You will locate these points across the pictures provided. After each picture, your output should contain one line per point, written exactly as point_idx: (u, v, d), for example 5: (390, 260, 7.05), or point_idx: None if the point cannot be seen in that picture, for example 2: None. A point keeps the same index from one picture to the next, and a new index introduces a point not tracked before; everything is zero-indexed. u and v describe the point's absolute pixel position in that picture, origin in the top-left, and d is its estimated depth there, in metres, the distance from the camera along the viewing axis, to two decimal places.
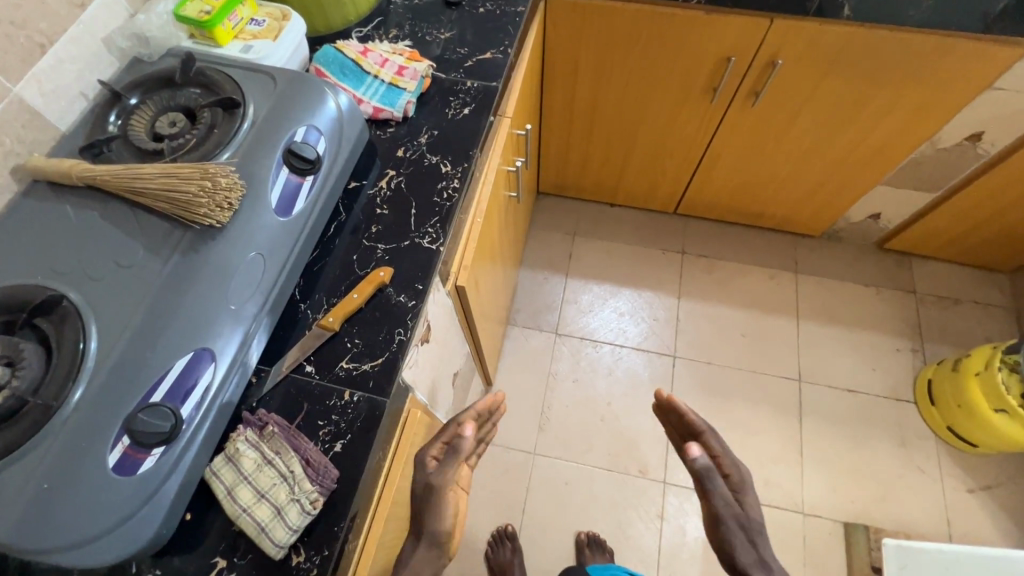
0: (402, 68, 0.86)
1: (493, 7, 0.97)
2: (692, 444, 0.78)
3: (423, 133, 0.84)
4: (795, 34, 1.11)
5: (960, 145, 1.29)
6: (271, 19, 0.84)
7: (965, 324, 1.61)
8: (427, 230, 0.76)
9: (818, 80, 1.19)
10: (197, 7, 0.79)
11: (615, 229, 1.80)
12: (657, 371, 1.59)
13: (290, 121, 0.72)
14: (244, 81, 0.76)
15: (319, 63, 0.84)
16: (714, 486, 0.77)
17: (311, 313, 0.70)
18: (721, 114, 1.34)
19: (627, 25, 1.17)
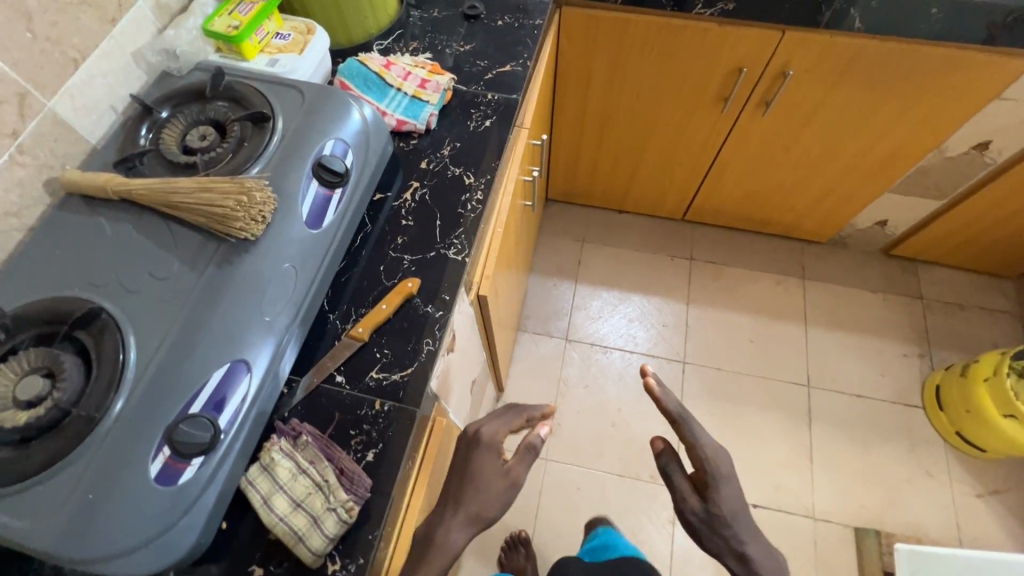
0: (424, 81, 0.87)
1: (510, 21, 0.99)
2: (655, 439, 0.83)
3: (446, 145, 0.85)
4: (806, 46, 1.12)
5: (966, 153, 1.31)
6: (296, 33, 0.85)
7: (971, 330, 1.63)
8: (452, 241, 0.77)
9: (828, 91, 1.21)
10: (225, 22, 0.80)
11: (623, 235, 1.81)
12: (667, 376, 1.60)
13: (319, 134, 0.73)
14: (272, 94, 0.77)
15: (343, 76, 0.85)
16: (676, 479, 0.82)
17: (340, 324, 0.71)
18: (731, 124, 1.36)
19: (640, 37, 1.19)
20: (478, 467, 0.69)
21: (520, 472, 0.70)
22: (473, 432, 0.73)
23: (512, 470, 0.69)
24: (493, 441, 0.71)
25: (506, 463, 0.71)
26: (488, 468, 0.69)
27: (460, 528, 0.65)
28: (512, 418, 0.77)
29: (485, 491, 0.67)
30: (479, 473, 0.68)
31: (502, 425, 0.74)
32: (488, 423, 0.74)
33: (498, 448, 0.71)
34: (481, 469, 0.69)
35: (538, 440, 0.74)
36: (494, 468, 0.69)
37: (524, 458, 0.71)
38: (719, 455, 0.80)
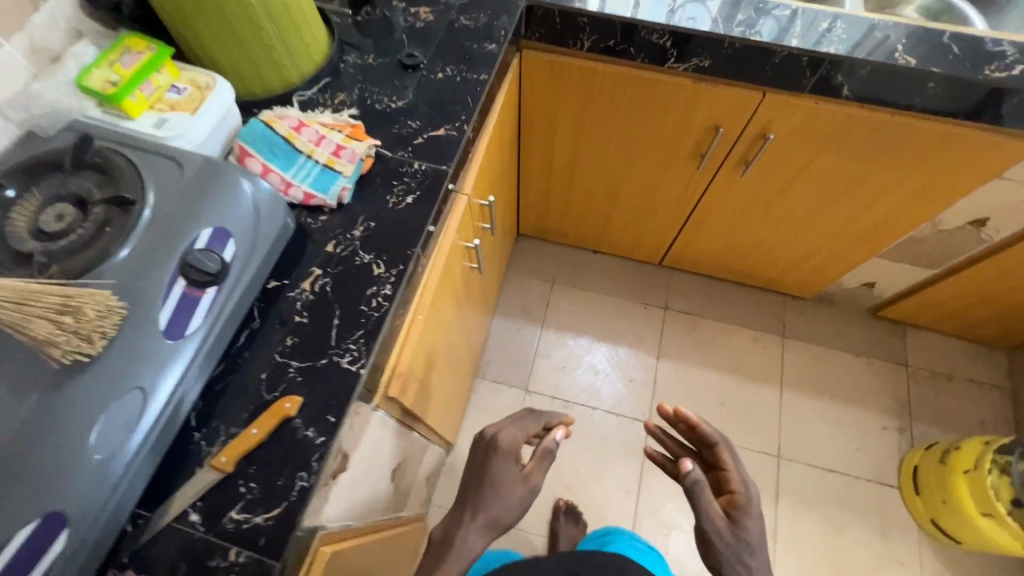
0: (339, 148, 0.76)
1: (451, 73, 0.88)
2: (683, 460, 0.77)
3: (358, 224, 0.75)
4: (789, 110, 1.01)
5: (962, 228, 1.20)
6: (194, 86, 0.74)
7: (957, 404, 1.53)
8: (348, 347, 0.67)
9: (812, 157, 1.10)
10: (103, 76, 0.69)
11: (597, 278, 1.71)
12: (630, 437, 1.51)
13: (193, 223, 0.64)
14: (148, 168, 0.67)
15: (245, 140, 0.74)
16: (704, 503, 0.72)
17: (205, 446, 0.62)
18: (708, 180, 1.25)
19: (608, 87, 1.08)
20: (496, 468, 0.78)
21: (537, 476, 0.80)
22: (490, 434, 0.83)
23: (529, 471, 0.79)
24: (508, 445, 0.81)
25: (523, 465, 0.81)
26: (508, 474, 0.77)
27: (478, 532, 0.72)
28: (530, 423, 0.87)
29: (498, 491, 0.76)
30: (499, 479, 0.76)
31: (518, 428, 0.85)
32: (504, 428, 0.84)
33: (515, 453, 0.80)
34: (500, 471, 0.78)
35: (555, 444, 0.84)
36: (511, 469, 0.78)
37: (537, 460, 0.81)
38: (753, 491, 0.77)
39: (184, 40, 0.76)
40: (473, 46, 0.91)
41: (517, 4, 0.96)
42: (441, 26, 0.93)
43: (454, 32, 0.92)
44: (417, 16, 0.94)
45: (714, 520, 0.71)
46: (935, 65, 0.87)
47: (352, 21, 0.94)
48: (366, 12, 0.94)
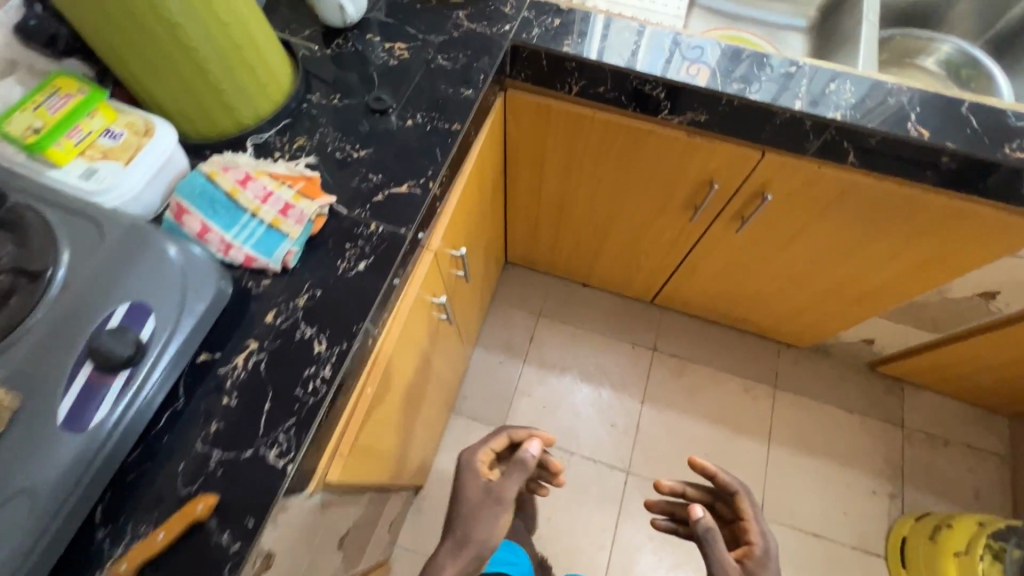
0: (287, 206, 0.70)
1: (421, 121, 0.81)
2: (694, 505, 0.74)
3: (303, 292, 0.69)
4: (789, 172, 0.93)
5: (970, 298, 1.12)
6: (131, 131, 0.68)
7: (953, 471, 1.45)
8: (276, 438, 0.61)
9: (813, 219, 1.02)
10: (25, 121, 0.63)
11: (585, 313, 1.64)
12: (607, 487, 1.44)
13: (109, 298, 0.57)
14: (64, 229, 0.60)
15: (182, 196, 0.68)
16: (716, 551, 0.71)
17: (107, 547, 0.56)
18: (702, 231, 1.18)
19: (597, 133, 1.00)
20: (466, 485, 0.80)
21: (507, 489, 0.78)
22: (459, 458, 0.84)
23: (499, 488, 0.78)
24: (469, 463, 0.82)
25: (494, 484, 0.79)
26: (475, 489, 0.78)
27: (447, 552, 0.74)
28: (498, 440, 0.87)
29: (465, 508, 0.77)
30: (466, 495, 0.78)
31: (482, 449, 0.86)
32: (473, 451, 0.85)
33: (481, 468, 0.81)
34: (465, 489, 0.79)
35: (529, 458, 0.80)
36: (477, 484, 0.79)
37: (512, 477, 0.79)
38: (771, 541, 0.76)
39: (123, 80, 0.70)
40: (449, 91, 0.84)
41: (500, 43, 0.88)
42: (417, 66, 0.86)
43: (430, 73, 0.85)
44: (392, 53, 0.87)
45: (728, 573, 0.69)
46: (950, 139, 0.80)
47: (323, 55, 0.87)
48: (338, 46, 0.88)
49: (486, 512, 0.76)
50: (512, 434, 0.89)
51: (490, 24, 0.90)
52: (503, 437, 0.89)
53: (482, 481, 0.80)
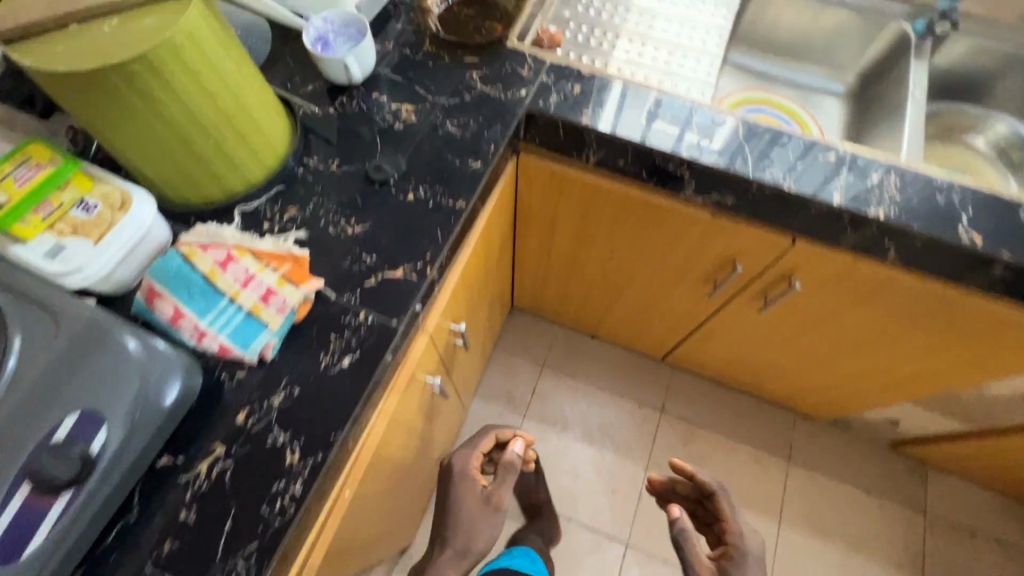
0: (269, 292, 0.64)
1: (423, 194, 0.75)
2: (671, 505, 0.74)
3: (280, 389, 0.63)
4: (821, 262, 0.86)
5: (1011, 398, 1.03)
6: (107, 205, 0.62)
7: (978, 567, 1.35)
8: (234, 566, 0.55)
9: (843, 308, 0.94)
10: None
11: (592, 367, 1.56)
12: (604, 559, 1.36)
13: (60, 403, 0.52)
14: (17, 322, 0.55)
15: (155, 277, 0.62)
16: (694, 556, 0.71)
17: None
18: (720, 304, 1.10)
19: (614, 204, 0.93)
20: (466, 495, 0.80)
21: (500, 494, 0.80)
22: (447, 463, 0.85)
23: (494, 494, 0.80)
24: (465, 469, 0.83)
25: (489, 488, 0.81)
26: (471, 497, 0.80)
27: (448, 562, 0.77)
28: (485, 442, 0.87)
29: (464, 516, 0.78)
30: (460, 504, 0.79)
31: (473, 453, 0.85)
32: (467, 453, 0.85)
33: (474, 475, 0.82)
34: (463, 499, 0.80)
35: (514, 458, 0.81)
36: (473, 493, 0.80)
37: (502, 479, 0.81)
38: (754, 540, 0.75)
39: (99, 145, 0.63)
40: (456, 161, 0.77)
41: (515, 109, 0.82)
42: (423, 130, 0.79)
43: (437, 140, 0.79)
44: (398, 115, 0.81)
45: None
46: (1006, 247, 0.72)
47: (324, 113, 0.81)
48: (341, 104, 0.82)
49: (483, 521, 0.79)
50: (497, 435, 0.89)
51: (505, 87, 0.84)
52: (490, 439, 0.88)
53: (474, 488, 0.81)
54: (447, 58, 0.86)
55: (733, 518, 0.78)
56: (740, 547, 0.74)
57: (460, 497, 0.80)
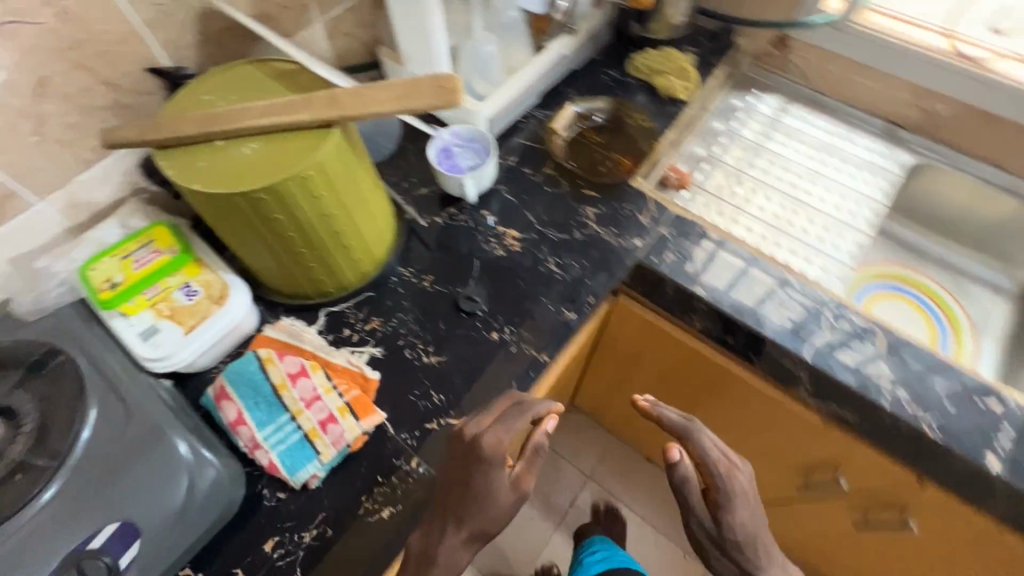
0: (330, 419, 0.62)
1: (507, 337, 0.71)
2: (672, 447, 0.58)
3: (313, 525, 0.60)
4: (951, 513, 0.72)
5: None
6: (207, 293, 0.63)
7: None
8: None
9: (963, 562, 0.78)
10: (108, 273, 0.61)
11: (640, 494, 1.43)
12: None
13: (108, 502, 0.52)
14: (98, 402, 0.56)
15: (229, 379, 0.62)
16: (694, 505, 0.59)
17: None
18: (805, 499, 0.96)
19: (711, 373, 0.83)
20: (493, 489, 0.54)
21: (526, 481, 0.56)
22: (472, 439, 0.56)
23: (523, 479, 0.55)
24: (498, 455, 0.54)
25: (519, 472, 0.56)
26: (492, 482, 0.54)
27: (460, 547, 0.54)
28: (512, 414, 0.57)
29: (493, 511, 0.54)
30: (479, 489, 0.53)
31: (508, 431, 0.56)
32: (503, 441, 0.55)
33: (500, 457, 0.54)
34: (488, 489, 0.54)
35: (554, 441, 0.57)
36: (502, 483, 0.54)
37: (536, 465, 0.56)
38: (739, 477, 0.59)
39: (221, 237, 0.62)
40: (549, 307, 0.73)
41: (624, 260, 0.77)
42: (524, 264, 0.77)
43: (536, 277, 0.75)
44: (502, 241, 0.79)
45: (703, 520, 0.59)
46: None
47: (431, 221, 0.80)
48: (450, 215, 0.80)
49: (506, 510, 0.54)
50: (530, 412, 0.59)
51: (619, 232, 0.79)
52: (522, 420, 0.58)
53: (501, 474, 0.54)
54: (564, 184, 0.83)
55: (711, 456, 0.59)
56: (725, 495, 0.58)
57: (490, 498, 0.54)
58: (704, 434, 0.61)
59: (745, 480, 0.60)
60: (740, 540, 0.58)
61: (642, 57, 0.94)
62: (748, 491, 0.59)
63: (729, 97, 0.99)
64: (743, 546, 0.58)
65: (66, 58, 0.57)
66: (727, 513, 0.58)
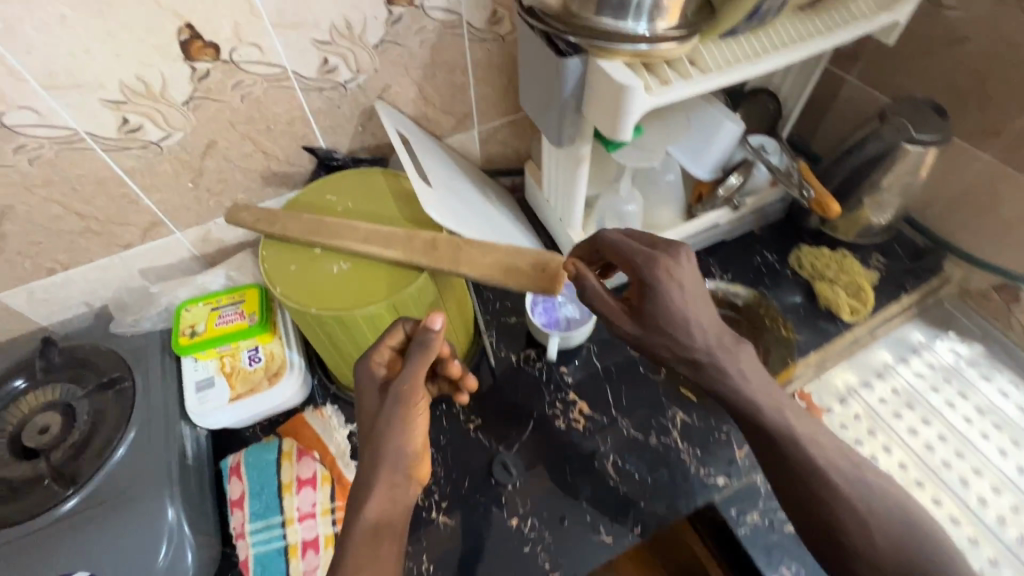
0: (314, 543, 0.58)
1: (527, 531, 0.62)
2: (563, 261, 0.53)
3: None
4: None
5: None
6: (266, 364, 0.65)
7: None
8: None
9: None
10: (194, 319, 0.65)
11: None
12: None
13: (99, 538, 0.54)
14: (141, 427, 0.60)
15: (246, 459, 0.63)
16: (609, 310, 0.49)
17: None
18: None
19: None
20: (373, 410, 0.47)
21: (415, 385, 0.47)
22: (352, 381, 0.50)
23: (403, 386, 0.46)
24: (362, 379, 0.48)
25: (398, 379, 0.47)
26: (371, 405, 0.47)
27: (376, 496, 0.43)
28: (382, 342, 0.50)
29: (386, 432, 0.45)
30: (360, 423, 0.47)
31: (370, 358, 0.49)
32: (368, 356, 0.50)
33: (372, 377, 0.48)
34: (366, 414, 0.47)
35: (430, 340, 0.48)
36: (373, 401, 0.47)
37: (412, 365, 0.47)
38: (676, 263, 0.47)
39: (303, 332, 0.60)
40: (586, 516, 0.63)
41: (695, 495, 0.64)
42: (580, 448, 0.67)
43: (587, 471, 0.66)
44: (568, 411, 0.70)
45: (629, 319, 0.48)
46: None
47: (506, 356, 0.74)
48: (527, 358, 0.74)
49: (395, 431, 0.45)
50: (412, 326, 0.51)
51: (702, 458, 0.66)
52: (402, 332, 0.51)
53: (377, 396, 0.47)
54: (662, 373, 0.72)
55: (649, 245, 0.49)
56: (649, 282, 0.46)
57: (361, 415, 0.48)
58: (634, 235, 0.51)
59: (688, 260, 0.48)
60: (670, 322, 0.46)
61: (813, 255, 0.79)
62: (684, 283, 0.46)
63: (910, 330, 0.79)
64: (684, 327, 0.46)
65: (237, 128, 0.62)
66: (656, 301, 0.46)
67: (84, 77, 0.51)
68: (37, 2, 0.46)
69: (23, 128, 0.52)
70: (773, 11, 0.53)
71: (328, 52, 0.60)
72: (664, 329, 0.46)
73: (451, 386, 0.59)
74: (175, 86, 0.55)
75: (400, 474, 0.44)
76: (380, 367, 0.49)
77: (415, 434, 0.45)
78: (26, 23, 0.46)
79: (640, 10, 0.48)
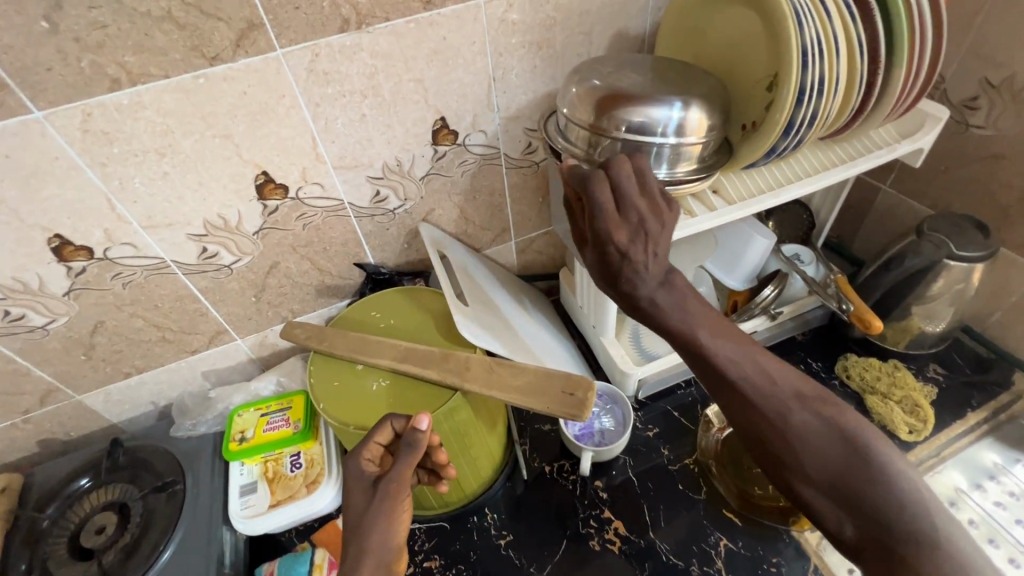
0: None
1: None
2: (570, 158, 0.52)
3: None
4: None
5: None
6: (307, 471, 0.67)
7: None
8: None
9: None
10: (245, 425, 0.70)
11: None
12: None
13: None
14: (188, 526, 0.63)
15: (279, 571, 0.63)
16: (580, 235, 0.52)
17: None
18: None
19: None
20: (359, 506, 0.48)
21: (397, 485, 0.48)
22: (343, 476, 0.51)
23: (387, 486, 0.48)
24: (352, 477, 0.50)
25: (384, 479, 0.49)
26: (357, 500, 0.49)
27: None
28: (369, 436, 0.51)
29: (369, 531, 0.46)
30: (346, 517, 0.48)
31: (359, 454, 0.50)
32: (358, 452, 0.51)
33: (361, 473, 0.50)
34: (352, 508, 0.48)
35: (417, 439, 0.48)
36: (360, 497, 0.49)
37: (397, 465, 0.48)
38: (620, 241, 0.46)
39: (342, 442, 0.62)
40: None
41: None
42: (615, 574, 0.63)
43: None
44: (603, 531, 0.67)
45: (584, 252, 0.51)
46: None
47: (538, 466, 0.73)
48: (560, 468, 0.73)
49: (377, 532, 0.46)
50: (400, 424, 0.52)
51: None
52: (392, 428, 0.52)
53: (363, 493, 0.49)
54: (703, 491, 0.69)
55: (620, 204, 0.47)
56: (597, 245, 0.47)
57: (349, 510, 0.49)
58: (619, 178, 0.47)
59: (650, 236, 0.46)
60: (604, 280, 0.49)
61: (862, 365, 0.75)
62: (630, 255, 0.46)
63: (983, 451, 0.72)
64: (618, 280, 0.47)
65: (298, 250, 0.69)
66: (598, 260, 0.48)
67: (176, 217, 0.60)
68: (146, 163, 0.55)
69: (122, 259, 0.61)
70: (791, 148, 0.54)
71: (380, 185, 0.67)
72: (602, 280, 0.49)
73: (431, 476, 0.59)
74: (250, 219, 0.64)
75: (383, 566, 0.45)
76: (370, 464, 0.50)
77: (398, 527, 0.47)
78: (137, 179, 0.56)
79: (660, 157, 0.52)
